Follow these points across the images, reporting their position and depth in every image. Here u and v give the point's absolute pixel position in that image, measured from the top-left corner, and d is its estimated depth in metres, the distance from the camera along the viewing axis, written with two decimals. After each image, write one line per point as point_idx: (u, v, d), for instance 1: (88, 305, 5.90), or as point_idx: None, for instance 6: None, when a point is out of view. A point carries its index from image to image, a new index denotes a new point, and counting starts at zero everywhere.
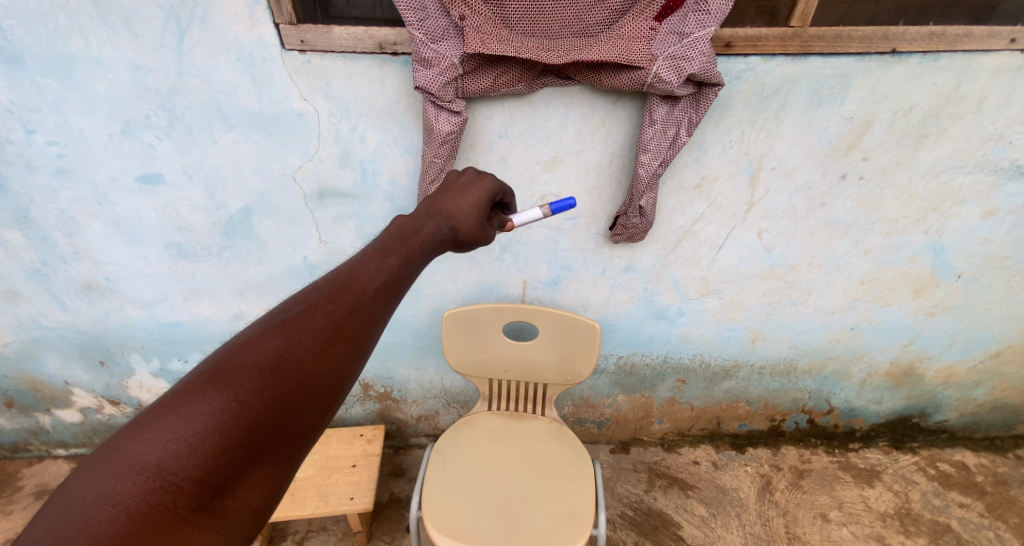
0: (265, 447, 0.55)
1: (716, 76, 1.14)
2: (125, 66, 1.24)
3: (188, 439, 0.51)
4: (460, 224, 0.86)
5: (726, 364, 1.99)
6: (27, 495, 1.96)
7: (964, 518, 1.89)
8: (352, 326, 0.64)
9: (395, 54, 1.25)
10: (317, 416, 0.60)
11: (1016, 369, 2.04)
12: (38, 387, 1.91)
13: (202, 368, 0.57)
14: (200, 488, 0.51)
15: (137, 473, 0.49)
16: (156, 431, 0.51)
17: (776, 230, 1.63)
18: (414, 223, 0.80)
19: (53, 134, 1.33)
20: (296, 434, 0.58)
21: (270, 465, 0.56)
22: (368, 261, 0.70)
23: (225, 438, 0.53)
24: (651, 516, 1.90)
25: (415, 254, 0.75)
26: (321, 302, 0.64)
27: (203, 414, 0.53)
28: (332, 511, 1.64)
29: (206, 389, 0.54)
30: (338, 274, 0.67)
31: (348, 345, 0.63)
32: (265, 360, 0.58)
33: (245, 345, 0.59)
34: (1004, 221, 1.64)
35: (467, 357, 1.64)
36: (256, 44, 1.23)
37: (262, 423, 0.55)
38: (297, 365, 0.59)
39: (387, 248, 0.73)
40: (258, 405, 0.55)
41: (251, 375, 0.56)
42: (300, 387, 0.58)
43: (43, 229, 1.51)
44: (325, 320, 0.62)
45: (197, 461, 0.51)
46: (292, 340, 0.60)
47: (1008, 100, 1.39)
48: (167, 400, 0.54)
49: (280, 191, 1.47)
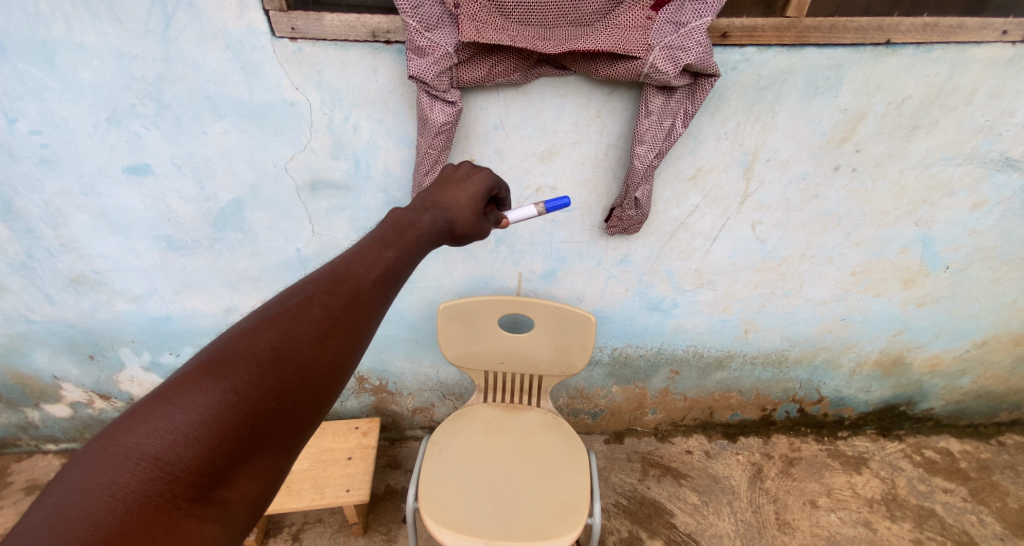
0: (261, 438, 0.54)
1: (713, 66, 1.12)
2: (109, 53, 1.21)
3: (185, 430, 0.50)
4: (456, 218, 0.85)
5: (719, 354, 2.01)
6: (17, 491, 1.93)
7: (948, 503, 1.93)
8: (348, 319, 0.62)
9: (389, 43, 1.23)
10: (313, 408, 0.59)
11: (1001, 357, 2.08)
12: (26, 382, 1.88)
13: (198, 357, 0.56)
14: (198, 479, 0.50)
15: (134, 464, 0.49)
16: (153, 422, 0.50)
17: (769, 221, 1.64)
18: (410, 216, 0.79)
19: (37, 123, 1.30)
20: (292, 426, 0.57)
21: (267, 456, 0.55)
22: (364, 253, 0.68)
23: (222, 429, 0.52)
24: (645, 504, 1.93)
25: (412, 246, 0.74)
26: (318, 295, 0.62)
27: (200, 405, 0.52)
28: (328, 503, 1.64)
29: (202, 380, 0.53)
30: (334, 267, 0.66)
31: (344, 337, 0.62)
32: (261, 351, 0.57)
33: (241, 336, 0.58)
34: (992, 212, 1.66)
35: (463, 350, 1.63)
36: (246, 31, 1.21)
37: (259, 414, 0.54)
38: (295, 356, 0.58)
39: (383, 242, 0.71)
40: (255, 396, 0.54)
41: (249, 366, 0.55)
42: (296, 379, 0.57)
43: (28, 220, 1.47)
44: (322, 312, 0.61)
45: (195, 451, 0.50)
46: (290, 331, 0.59)
47: (999, 92, 1.40)
48: (163, 391, 0.53)
49: (271, 183, 1.45)
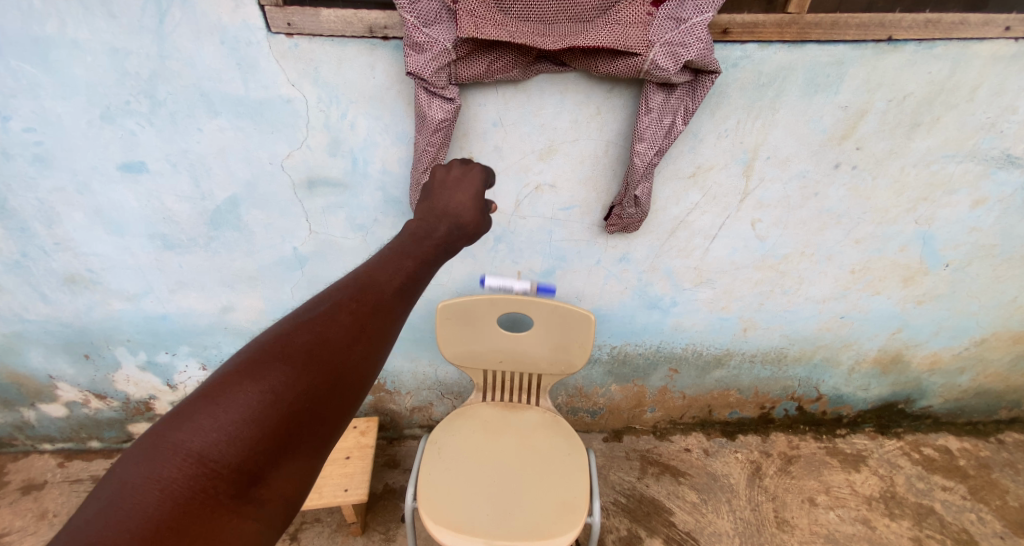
0: (296, 440, 0.52)
1: (714, 63, 1.11)
2: (102, 49, 1.19)
3: (228, 428, 0.50)
4: (465, 221, 0.79)
5: (718, 352, 2.00)
6: (13, 491, 1.92)
7: (947, 501, 1.94)
8: (376, 324, 0.58)
9: (387, 39, 1.22)
10: (346, 412, 0.56)
11: (1000, 355, 2.08)
12: (22, 381, 1.87)
13: (238, 357, 0.55)
14: (238, 476, 0.49)
15: (181, 459, 0.48)
16: (199, 420, 0.50)
17: (770, 219, 1.63)
18: (425, 225, 0.75)
19: (30, 120, 1.28)
20: (325, 431, 0.54)
21: (302, 458, 0.53)
22: (384, 263, 0.63)
23: (261, 429, 0.50)
24: (644, 503, 1.92)
25: (430, 256, 0.69)
26: (345, 300, 0.58)
27: (241, 404, 0.51)
28: (326, 503, 1.63)
29: (243, 381, 0.52)
30: (357, 275, 0.62)
31: (373, 343, 0.58)
32: (296, 352, 0.55)
33: (277, 338, 0.56)
34: (993, 210, 1.66)
35: (462, 349, 1.62)
36: (241, 27, 1.19)
37: (295, 416, 0.52)
38: (328, 358, 0.55)
39: (403, 252, 0.67)
40: (291, 398, 0.52)
41: (285, 367, 0.53)
42: (329, 382, 0.54)
43: (22, 219, 1.46)
44: (350, 317, 0.57)
45: (236, 449, 0.49)
46: (322, 334, 0.56)
47: (1001, 89, 1.39)
48: (207, 390, 0.52)
49: (268, 180, 1.43)
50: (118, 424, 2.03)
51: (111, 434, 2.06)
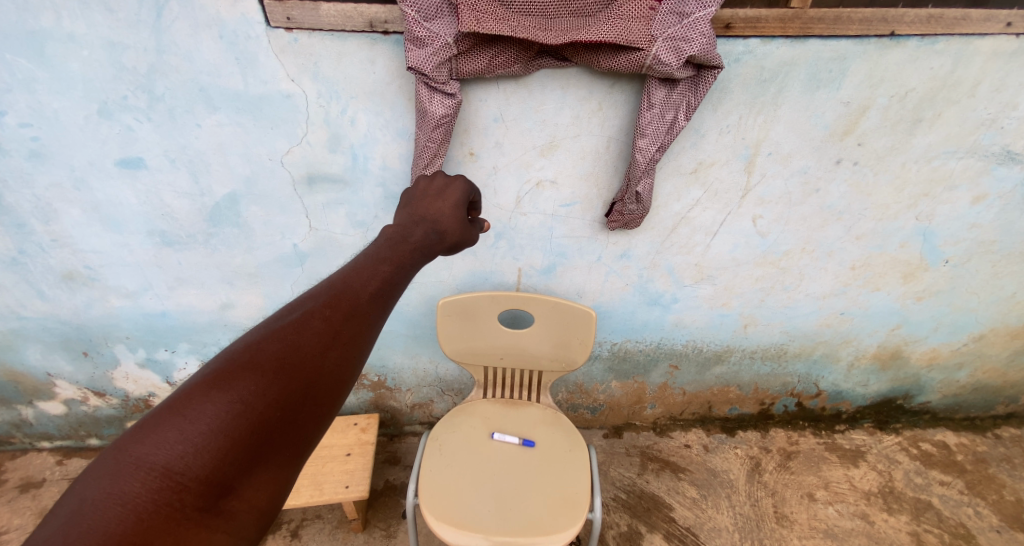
0: (267, 449, 0.52)
1: (717, 58, 1.11)
2: (99, 43, 1.18)
3: (195, 440, 0.49)
4: (445, 228, 0.82)
5: (719, 349, 2.00)
6: (12, 489, 1.91)
7: (945, 495, 1.94)
8: (349, 330, 0.59)
9: (387, 33, 1.21)
10: (318, 420, 0.56)
11: (998, 351, 2.09)
12: (19, 379, 1.86)
13: (204, 369, 0.54)
14: (206, 488, 0.48)
15: (145, 473, 0.47)
16: (163, 433, 0.49)
17: (771, 216, 1.62)
18: (403, 230, 0.76)
19: (26, 115, 1.27)
20: (299, 438, 0.54)
21: (274, 466, 0.53)
22: (361, 268, 0.65)
23: (231, 439, 0.50)
24: (644, 498, 1.93)
25: (407, 260, 0.71)
26: (319, 308, 0.59)
27: (208, 415, 0.50)
28: (328, 499, 1.63)
29: (209, 392, 0.51)
30: (333, 282, 0.63)
31: (346, 349, 0.59)
32: (267, 361, 0.55)
33: (246, 348, 0.56)
34: (993, 206, 1.66)
35: (462, 345, 1.62)
36: (239, 21, 1.18)
37: (265, 425, 0.52)
38: (299, 366, 0.55)
39: (378, 257, 0.68)
40: (261, 407, 0.52)
41: (255, 377, 0.53)
42: (301, 389, 0.55)
43: (19, 215, 1.44)
44: (323, 324, 0.58)
45: (204, 460, 0.49)
46: (292, 342, 0.56)
47: (1002, 84, 1.39)
48: (172, 402, 0.51)
49: (267, 176, 1.42)
50: (117, 421, 2.03)
51: (110, 431, 2.05)
